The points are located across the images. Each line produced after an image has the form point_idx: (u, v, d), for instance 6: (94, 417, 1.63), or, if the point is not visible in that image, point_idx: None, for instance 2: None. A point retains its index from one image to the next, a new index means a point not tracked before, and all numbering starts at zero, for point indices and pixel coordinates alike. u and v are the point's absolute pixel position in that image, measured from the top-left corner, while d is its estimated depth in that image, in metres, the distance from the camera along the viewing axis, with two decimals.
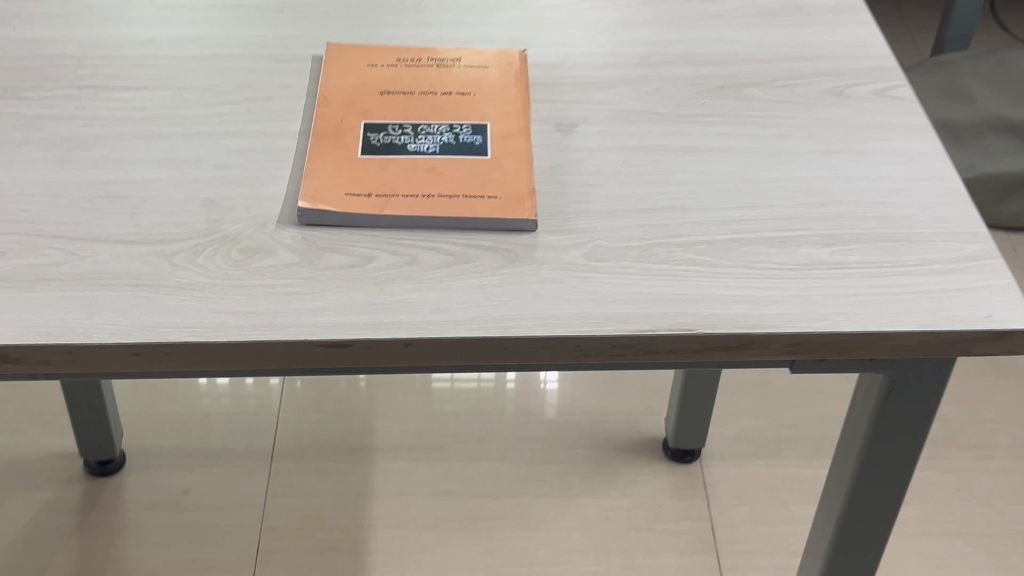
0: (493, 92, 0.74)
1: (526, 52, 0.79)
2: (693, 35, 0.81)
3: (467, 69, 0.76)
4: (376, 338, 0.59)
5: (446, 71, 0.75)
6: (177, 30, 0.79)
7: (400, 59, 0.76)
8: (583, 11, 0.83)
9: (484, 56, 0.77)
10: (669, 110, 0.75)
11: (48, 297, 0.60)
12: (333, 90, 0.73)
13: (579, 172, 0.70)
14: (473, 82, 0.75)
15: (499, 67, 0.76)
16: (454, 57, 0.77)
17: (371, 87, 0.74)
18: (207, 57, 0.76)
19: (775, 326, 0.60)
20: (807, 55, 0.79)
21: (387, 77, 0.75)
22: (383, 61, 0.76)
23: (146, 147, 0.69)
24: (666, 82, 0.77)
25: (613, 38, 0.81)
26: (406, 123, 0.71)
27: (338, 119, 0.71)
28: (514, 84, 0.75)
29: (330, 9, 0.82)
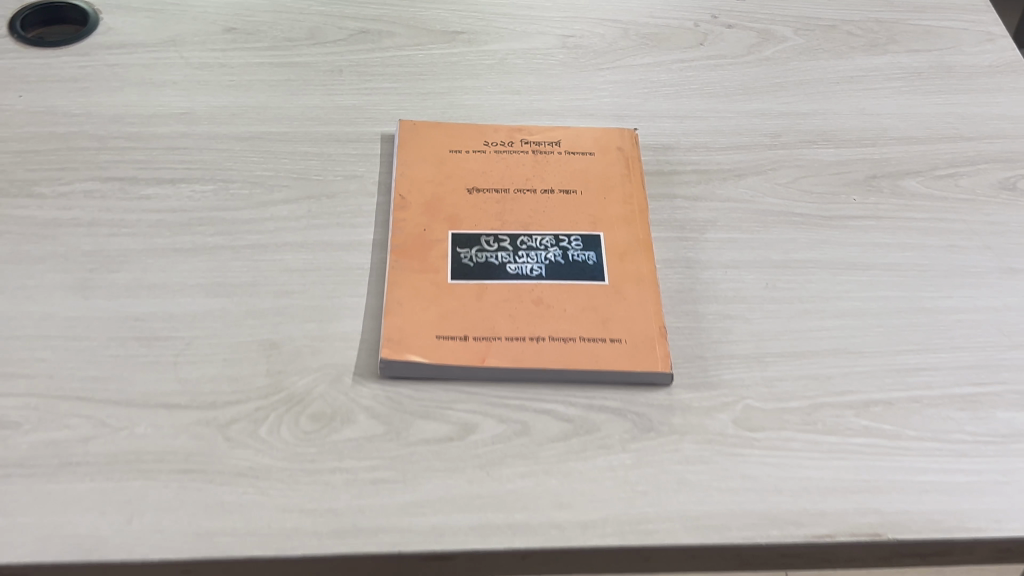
0: (603, 190, 0.62)
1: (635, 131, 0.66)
2: (831, 105, 0.68)
3: (569, 159, 0.63)
4: (488, 548, 0.47)
5: (545, 161, 0.63)
6: (218, 100, 0.66)
7: (489, 145, 0.64)
8: (697, 71, 0.70)
9: (587, 139, 0.64)
10: (813, 210, 0.62)
11: (75, 490, 0.48)
12: (411, 189, 0.61)
13: (715, 299, 0.57)
14: (578, 176, 0.62)
15: (608, 156, 0.63)
16: (553, 141, 0.64)
17: (457, 184, 0.61)
18: (256, 139, 0.64)
19: (983, 530, 0.48)
20: (967, 134, 0.67)
21: (475, 170, 0.62)
22: (469, 149, 0.63)
23: (188, 267, 0.57)
24: (805, 171, 0.64)
25: (736, 109, 0.68)
26: (502, 234, 0.59)
27: (421, 228, 0.59)
28: (627, 178, 0.62)
29: (397, 67, 0.69)
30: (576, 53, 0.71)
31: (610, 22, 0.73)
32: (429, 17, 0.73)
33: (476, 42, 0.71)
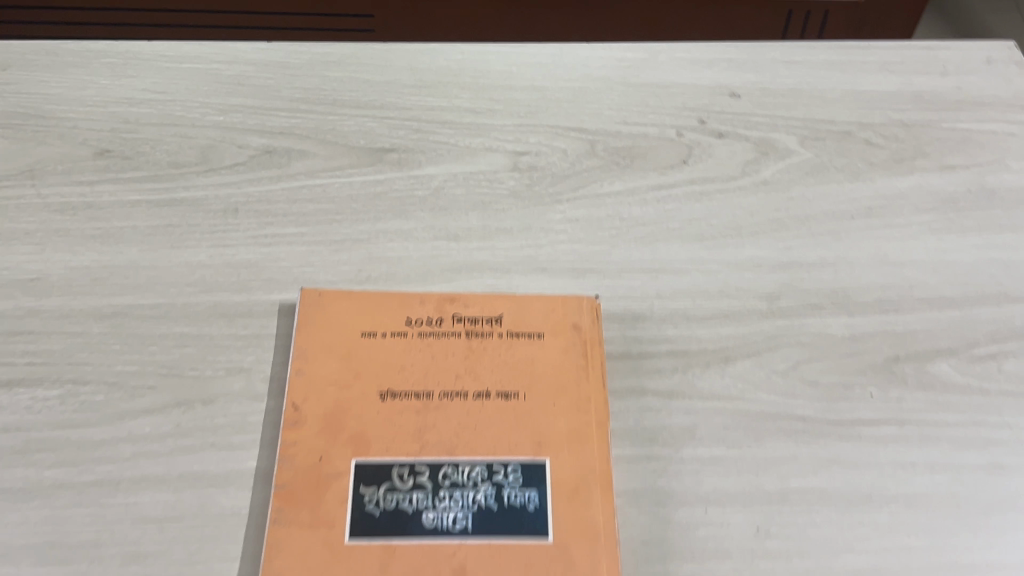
0: (553, 392, 0.49)
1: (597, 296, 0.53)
2: (844, 253, 0.55)
3: (511, 345, 0.50)
4: None
5: (480, 350, 0.50)
6: (80, 259, 0.53)
7: (411, 324, 0.51)
8: (679, 204, 0.57)
9: (536, 315, 0.51)
10: (818, 411, 0.49)
11: None
12: (309, 395, 0.48)
13: (690, 554, 0.45)
14: (521, 372, 0.49)
15: (561, 340, 0.50)
16: (492, 318, 0.51)
17: (367, 386, 0.48)
18: (122, 317, 0.51)
19: None
20: (1014, 293, 0.54)
21: (391, 365, 0.49)
22: (385, 330, 0.50)
23: (16, 520, 0.45)
24: (810, 351, 0.51)
25: (725, 258, 0.55)
26: (419, 465, 0.46)
27: (315, 458, 0.46)
28: (584, 373, 0.49)
29: (307, 202, 0.56)
30: (529, 179, 0.58)
31: (573, 133, 0.60)
32: (351, 126, 0.59)
33: (408, 163, 0.58)
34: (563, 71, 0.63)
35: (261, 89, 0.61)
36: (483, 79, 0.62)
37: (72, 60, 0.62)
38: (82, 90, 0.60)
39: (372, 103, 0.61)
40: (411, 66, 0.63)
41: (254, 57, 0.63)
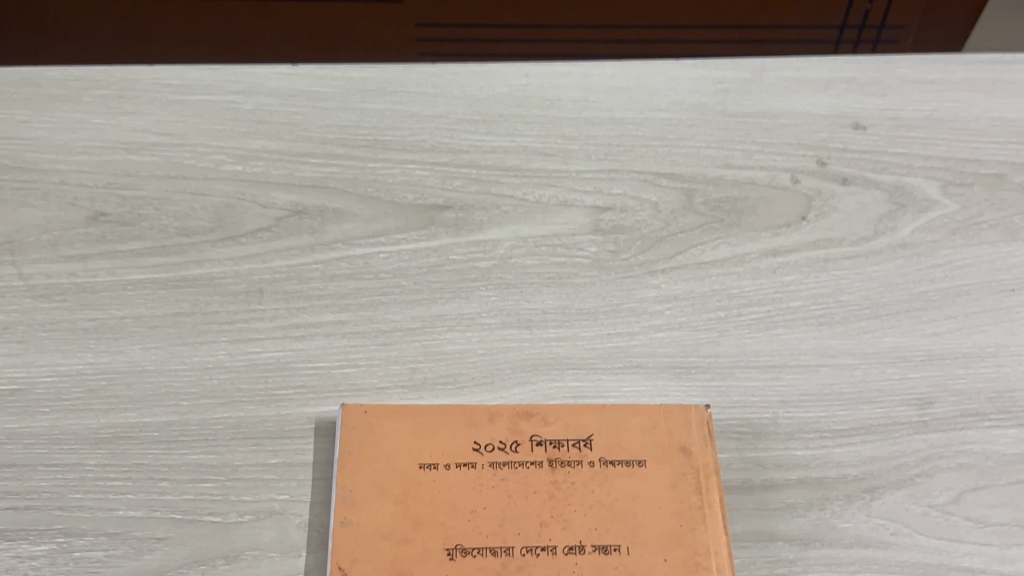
0: (663, 545, 0.38)
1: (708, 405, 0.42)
2: (1006, 340, 0.45)
3: (606, 479, 0.40)
4: None
5: (568, 486, 0.40)
6: (71, 363, 0.43)
7: (481, 451, 0.40)
8: (800, 274, 0.47)
9: (634, 435, 0.41)
10: (989, 562, 0.39)
11: None
12: (359, 555, 0.38)
13: None
14: (622, 517, 0.39)
15: (667, 470, 0.40)
16: (579, 442, 0.41)
17: (431, 539, 0.38)
18: (123, 444, 0.41)
19: None
20: None
21: (460, 509, 0.39)
22: (449, 461, 0.40)
23: None
24: (975, 476, 0.41)
25: (861, 349, 0.44)
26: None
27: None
28: (699, 516, 0.39)
29: (349, 280, 0.46)
30: (617, 243, 0.48)
31: (665, 183, 0.50)
32: (397, 176, 0.50)
33: (466, 225, 0.48)
34: (648, 98, 0.53)
35: (286, 127, 0.51)
36: (551, 110, 0.53)
37: (60, 94, 0.52)
38: (71, 132, 0.50)
39: (421, 144, 0.51)
40: (464, 94, 0.53)
41: (277, 86, 0.53)
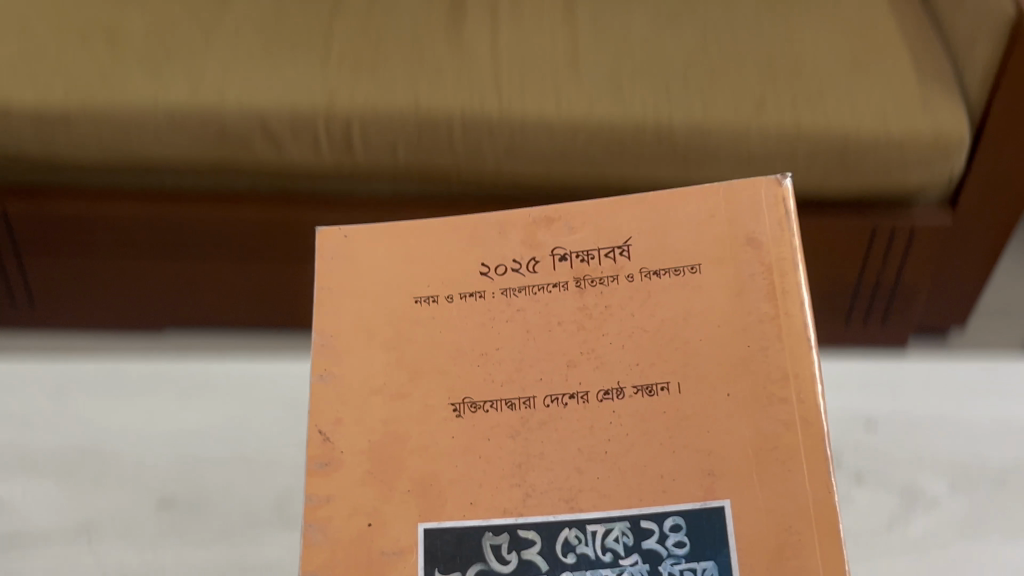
0: (726, 371, 0.27)
1: (782, 184, 0.29)
2: None
3: (650, 297, 0.29)
4: None
5: (604, 312, 0.29)
6: None
7: (492, 276, 0.29)
8: None
9: (686, 232, 0.29)
10: None
11: None
12: (343, 411, 0.29)
13: None
14: (671, 342, 0.28)
15: (730, 275, 0.28)
16: (615, 250, 0.29)
17: (432, 392, 0.28)
18: None
19: None
20: None
21: (468, 346, 0.29)
22: (452, 293, 0.30)
23: None
24: None
25: None
26: (524, 530, 0.27)
27: (359, 522, 0.27)
28: (775, 330, 0.27)
29: None
30: None
31: None
32: None
33: None
34: None
35: None
36: None
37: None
38: None
39: None
40: None
41: None
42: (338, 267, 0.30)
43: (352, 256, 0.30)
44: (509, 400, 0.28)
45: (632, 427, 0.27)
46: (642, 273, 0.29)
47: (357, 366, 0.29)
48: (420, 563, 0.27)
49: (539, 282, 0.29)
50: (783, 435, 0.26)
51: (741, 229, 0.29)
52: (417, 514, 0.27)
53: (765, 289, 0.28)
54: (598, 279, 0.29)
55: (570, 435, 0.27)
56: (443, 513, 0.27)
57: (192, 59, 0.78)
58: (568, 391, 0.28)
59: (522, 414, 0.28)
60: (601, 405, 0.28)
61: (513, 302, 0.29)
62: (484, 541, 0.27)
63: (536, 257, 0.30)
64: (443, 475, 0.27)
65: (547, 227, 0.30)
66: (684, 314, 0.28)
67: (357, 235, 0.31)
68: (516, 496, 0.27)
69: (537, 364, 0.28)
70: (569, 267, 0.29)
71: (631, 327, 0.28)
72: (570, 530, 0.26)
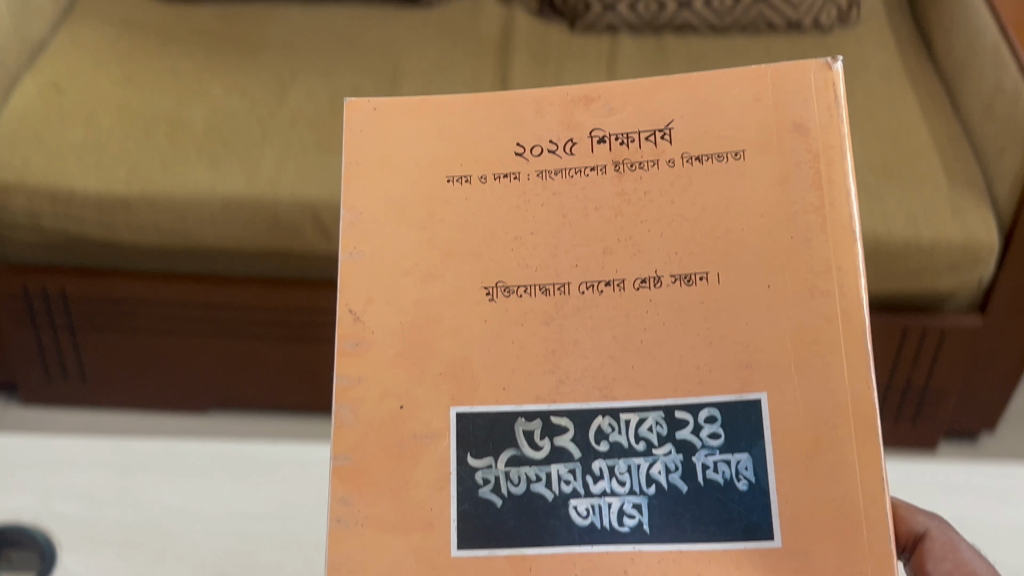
0: (765, 262, 0.28)
1: (832, 68, 0.28)
2: None
3: (691, 182, 0.29)
4: None
5: (642, 198, 0.29)
6: None
7: (527, 157, 0.29)
8: None
9: (730, 115, 0.29)
10: None
11: None
12: (375, 289, 0.30)
13: None
14: (710, 230, 0.29)
15: (775, 161, 0.28)
16: (657, 133, 0.29)
17: (465, 273, 0.30)
18: None
19: None
20: None
21: (503, 231, 0.29)
22: (484, 173, 0.30)
23: None
24: None
25: None
26: (558, 416, 0.29)
27: (393, 404, 0.29)
28: (818, 222, 0.28)
29: None
30: None
31: None
32: None
33: None
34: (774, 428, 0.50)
35: None
36: None
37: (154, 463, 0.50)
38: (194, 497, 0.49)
39: None
40: None
41: None
42: (368, 141, 0.30)
43: (382, 129, 0.30)
44: (544, 284, 0.29)
45: (669, 315, 0.29)
46: (686, 157, 0.29)
47: (389, 244, 0.30)
48: (453, 445, 0.29)
49: (575, 167, 0.29)
50: (822, 327, 0.28)
51: (788, 113, 0.29)
52: (451, 399, 0.29)
53: (811, 178, 0.28)
54: (639, 162, 0.29)
55: (606, 322, 0.29)
56: (477, 398, 0.29)
57: (248, 150, 0.84)
58: (605, 277, 0.29)
59: (557, 298, 0.29)
60: (638, 293, 0.29)
61: (549, 185, 0.29)
62: (517, 427, 0.29)
63: (574, 139, 0.29)
64: (478, 360, 0.29)
65: (585, 107, 0.30)
66: (725, 199, 0.29)
67: (387, 107, 0.31)
68: (551, 382, 0.29)
69: (572, 248, 0.29)
70: (608, 148, 0.29)
71: (671, 215, 0.29)
72: (605, 419, 0.29)
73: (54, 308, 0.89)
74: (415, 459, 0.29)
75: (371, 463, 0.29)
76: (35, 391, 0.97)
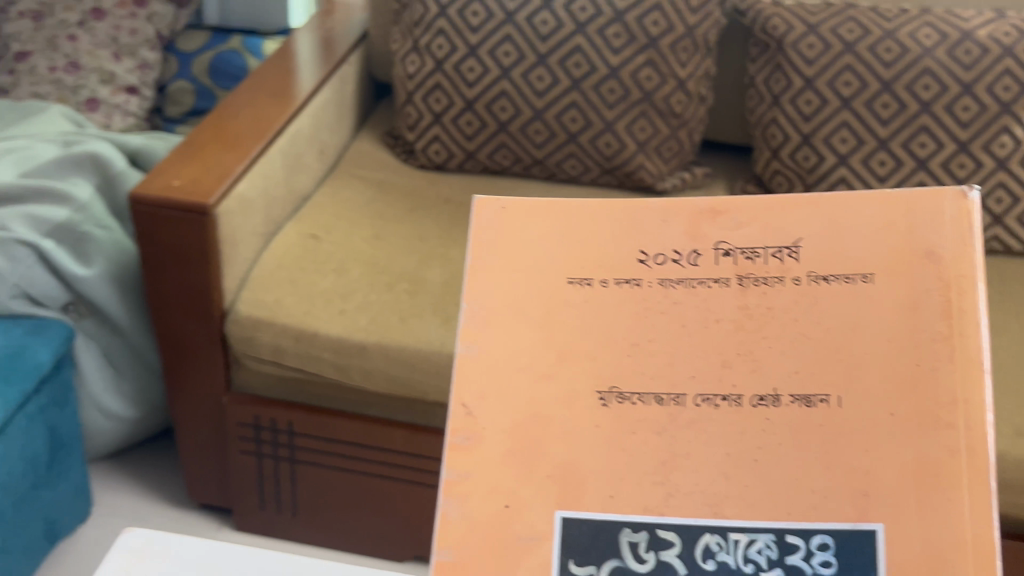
0: (889, 388, 0.28)
1: (967, 198, 0.29)
2: None
3: (817, 301, 0.29)
4: None
5: (765, 314, 0.29)
6: None
7: (649, 264, 0.30)
8: None
9: (860, 240, 0.29)
10: None
11: None
12: (488, 386, 0.30)
13: None
14: (831, 351, 0.29)
15: (904, 287, 0.28)
16: (784, 250, 0.29)
17: (580, 377, 0.30)
18: None
19: None
20: None
21: (619, 335, 0.30)
22: (605, 277, 0.30)
23: None
24: None
25: None
26: (665, 529, 0.28)
27: (499, 502, 0.29)
28: (947, 351, 0.28)
29: None
30: None
31: None
32: None
33: None
34: None
35: None
36: None
37: None
38: None
39: None
40: None
41: None
42: (493, 235, 0.31)
43: (508, 227, 0.31)
44: (659, 393, 0.29)
45: (785, 435, 0.28)
46: (811, 276, 0.29)
47: (507, 342, 0.30)
48: (556, 551, 0.29)
49: (695, 279, 0.30)
50: (945, 462, 0.27)
51: (920, 240, 0.29)
52: (557, 503, 0.29)
53: (941, 307, 0.28)
54: (763, 278, 0.29)
55: (720, 437, 0.29)
56: (584, 503, 0.29)
57: None
58: (723, 392, 0.29)
59: (672, 409, 0.29)
60: (755, 410, 0.29)
61: (670, 294, 0.30)
62: (622, 536, 0.29)
63: (699, 250, 0.30)
64: (587, 466, 0.29)
65: (713, 220, 0.30)
66: (852, 320, 0.29)
67: (514, 208, 0.32)
68: (659, 494, 0.28)
69: (691, 360, 0.29)
70: (734, 261, 0.29)
71: (794, 333, 0.29)
72: (713, 536, 0.28)
73: (280, 440, 0.95)
74: (519, 561, 0.29)
75: (474, 563, 0.29)
76: (246, 518, 1.01)
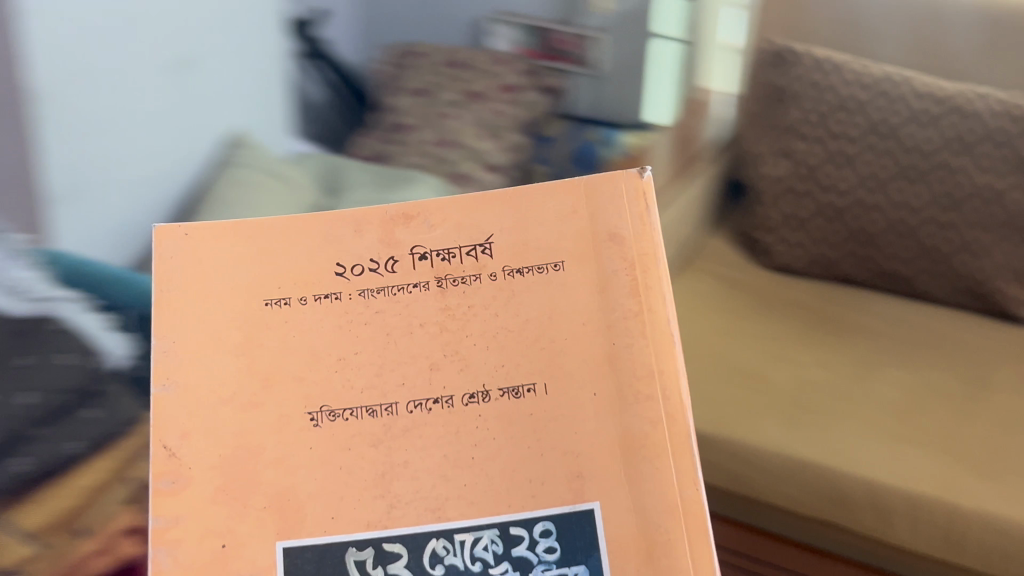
0: (584, 372, 0.30)
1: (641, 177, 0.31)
2: None
3: (512, 293, 0.30)
4: None
5: (467, 314, 0.30)
6: None
7: (346, 276, 0.31)
8: None
9: (545, 233, 0.31)
10: None
11: None
12: (189, 423, 0.30)
13: None
14: (534, 338, 0.30)
15: (592, 271, 0.30)
16: (476, 247, 0.31)
17: (287, 400, 0.30)
18: None
19: None
20: None
21: (304, 354, 0.30)
22: (306, 294, 0.30)
23: None
24: None
25: None
26: (390, 543, 0.29)
27: (215, 542, 0.29)
28: (639, 326, 0.30)
29: None
30: None
31: None
32: None
33: None
34: None
35: None
36: None
37: None
38: None
39: None
40: None
41: None
42: (177, 271, 0.30)
43: (192, 257, 0.31)
44: (369, 405, 0.30)
45: (499, 431, 0.29)
46: (505, 270, 0.31)
47: (204, 372, 0.30)
48: None
49: (392, 286, 0.31)
50: (649, 432, 0.29)
51: (601, 225, 0.31)
52: (276, 532, 0.29)
53: (627, 284, 0.30)
54: (461, 277, 0.31)
55: (435, 441, 0.29)
56: (305, 529, 0.29)
57: None
58: (433, 394, 0.30)
59: (386, 418, 0.30)
60: (466, 409, 0.30)
61: (371, 303, 0.30)
62: (348, 556, 0.29)
63: (394, 256, 0.31)
64: (303, 489, 0.29)
65: (404, 224, 0.31)
66: (544, 309, 0.30)
67: (197, 233, 0.31)
68: (380, 507, 0.29)
69: (397, 367, 0.30)
70: (429, 264, 0.31)
71: (494, 328, 0.30)
72: (439, 541, 0.29)
73: None
74: None
75: None
76: None
